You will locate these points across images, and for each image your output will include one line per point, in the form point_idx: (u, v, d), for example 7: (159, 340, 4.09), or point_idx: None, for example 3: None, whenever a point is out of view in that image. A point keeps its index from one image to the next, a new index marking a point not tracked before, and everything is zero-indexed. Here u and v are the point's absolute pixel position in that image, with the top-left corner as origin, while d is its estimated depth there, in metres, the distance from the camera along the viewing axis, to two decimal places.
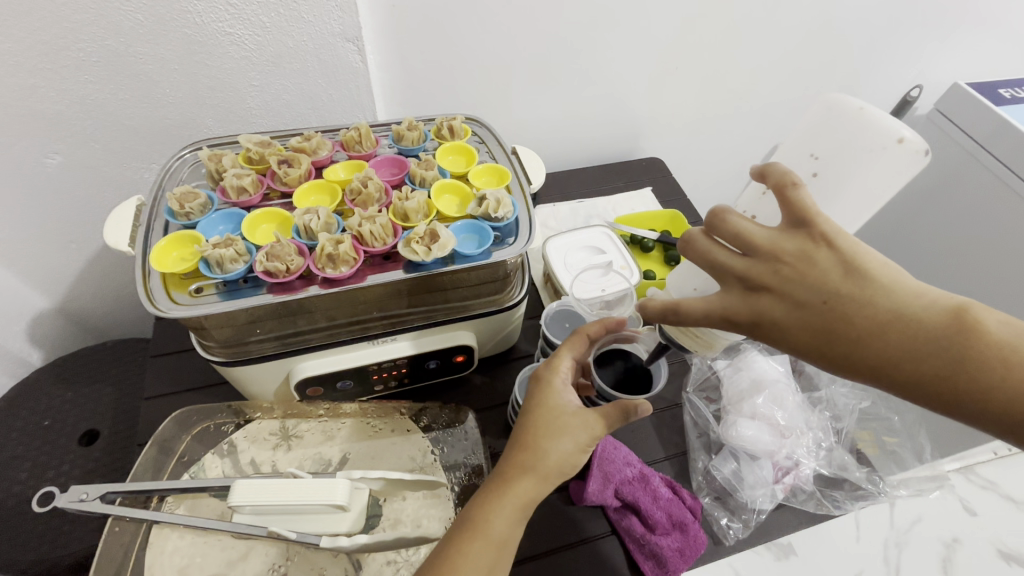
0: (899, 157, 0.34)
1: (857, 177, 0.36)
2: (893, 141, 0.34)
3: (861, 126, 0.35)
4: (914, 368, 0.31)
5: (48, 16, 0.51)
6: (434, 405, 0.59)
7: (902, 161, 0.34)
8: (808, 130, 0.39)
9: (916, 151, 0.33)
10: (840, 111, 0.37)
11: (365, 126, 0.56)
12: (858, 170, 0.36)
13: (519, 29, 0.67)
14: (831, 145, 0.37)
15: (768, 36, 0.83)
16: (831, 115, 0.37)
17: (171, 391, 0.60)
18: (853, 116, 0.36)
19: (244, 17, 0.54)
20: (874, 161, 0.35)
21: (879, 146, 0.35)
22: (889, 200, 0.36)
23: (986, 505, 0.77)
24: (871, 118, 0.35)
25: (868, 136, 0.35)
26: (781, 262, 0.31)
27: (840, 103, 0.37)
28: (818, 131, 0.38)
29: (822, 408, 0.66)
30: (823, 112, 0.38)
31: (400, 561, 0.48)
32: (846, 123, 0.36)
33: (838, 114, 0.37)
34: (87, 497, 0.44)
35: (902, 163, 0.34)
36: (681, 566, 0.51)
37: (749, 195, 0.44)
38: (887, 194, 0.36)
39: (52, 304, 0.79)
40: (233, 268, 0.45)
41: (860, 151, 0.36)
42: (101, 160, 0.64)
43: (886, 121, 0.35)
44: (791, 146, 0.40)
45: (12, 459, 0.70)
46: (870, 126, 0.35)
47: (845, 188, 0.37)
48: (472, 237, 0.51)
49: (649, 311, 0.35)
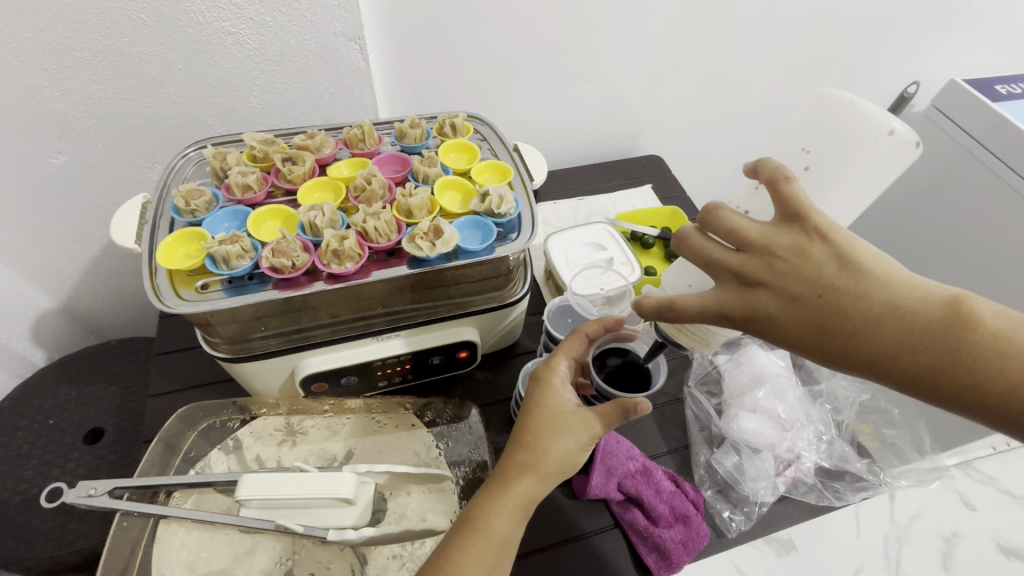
0: (892, 149, 0.35)
1: (850, 170, 0.37)
2: (885, 133, 0.34)
3: (853, 119, 0.36)
4: (910, 360, 0.31)
5: (53, 17, 0.51)
6: (438, 400, 0.59)
7: (895, 152, 0.35)
8: (798, 125, 0.39)
9: (909, 143, 0.34)
10: (831, 106, 0.37)
11: (368, 125, 0.57)
12: (851, 163, 0.37)
13: (519, 28, 0.68)
14: (822, 140, 0.38)
15: (766, 35, 0.84)
16: (821, 109, 0.37)
17: (177, 387, 0.60)
18: (844, 109, 0.36)
19: (247, 16, 0.54)
20: (866, 153, 0.36)
21: (871, 138, 0.35)
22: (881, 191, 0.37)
23: (985, 500, 0.78)
24: (862, 111, 0.35)
25: (859, 130, 0.36)
26: (775, 256, 0.32)
27: (828, 97, 0.37)
28: (809, 125, 0.38)
29: (822, 401, 0.66)
30: (812, 106, 0.38)
31: (405, 555, 0.48)
32: (837, 117, 0.37)
33: (828, 109, 0.37)
34: (95, 493, 0.45)
35: (895, 154, 0.35)
36: (684, 559, 0.51)
37: (740, 190, 0.44)
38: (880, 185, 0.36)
39: (56, 304, 0.80)
40: (239, 264, 0.45)
41: (852, 144, 0.36)
42: (105, 160, 0.64)
43: (876, 113, 0.35)
44: (781, 141, 0.40)
45: (17, 457, 0.70)
46: (862, 119, 0.35)
47: (839, 180, 0.38)
48: (475, 233, 0.51)
49: (645, 309, 0.36)
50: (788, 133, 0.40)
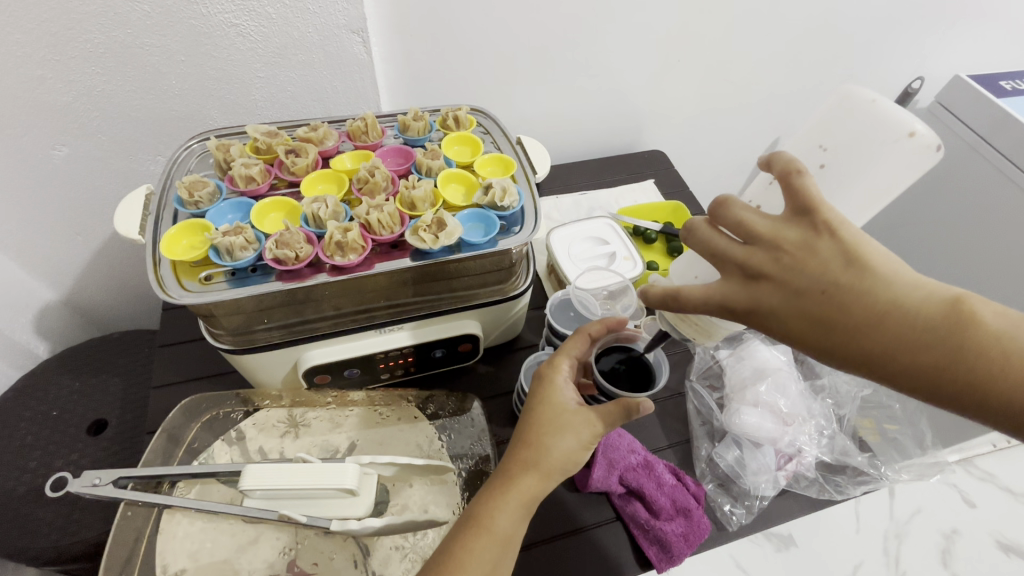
0: (910, 151, 0.34)
1: (866, 170, 0.37)
2: (905, 134, 0.34)
3: (873, 118, 0.36)
4: (910, 358, 0.31)
5: (56, 8, 0.51)
6: (440, 393, 0.59)
7: (913, 154, 0.34)
8: (819, 122, 0.39)
9: (928, 145, 0.33)
10: (853, 103, 0.37)
11: (371, 117, 0.57)
12: (869, 162, 0.37)
13: (523, 22, 0.68)
14: (841, 138, 0.38)
15: (770, 30, 0.83)
16: (844, 107, 0.37)
17: (182, 378, 0.60)
18: (865, 109, 0.36)
19: (250, 8, 0.54)
20: (882, 152, 0.36)
21: (891, 138, 0.35)
22: (897, 194, 0.36)
23: (987, 498, 0.77)
24: (884, 111, 0.36)
25: (880, 128, 0.36)
26: (781, 250, 0.32)
27: (854, 95, 0.37)
28: (829, 122, 0.38)
29: (824, 396, 0.67)
30: (834, 102, 0.38)
31: (407, 546, 0.48)
32: (857, 116, 0.37)
33: (851, 107, 0.37)
34: (100, 482, 0.46)
35: (912, 156, 0.35)
36: (685, 552, 0.51)
37: (757, 183, 0.45)
38: (896, 187, 0.36)
39: (58, 297, 0.80)
40: (243, 256, 0.45)
41: (871, 144, 0.36)
42: (108, 152, 0.64)
43: (898, 113, 0.35)
44: (801, 138, 0.40)
45: (21, 448, 0.70)
46: (884, 118, 0.35)
47: (854, 178, 0.38)
48: (478, 226, 0.51)
49: (650, 297, 0.35)
50: (808, 130, 0.40)
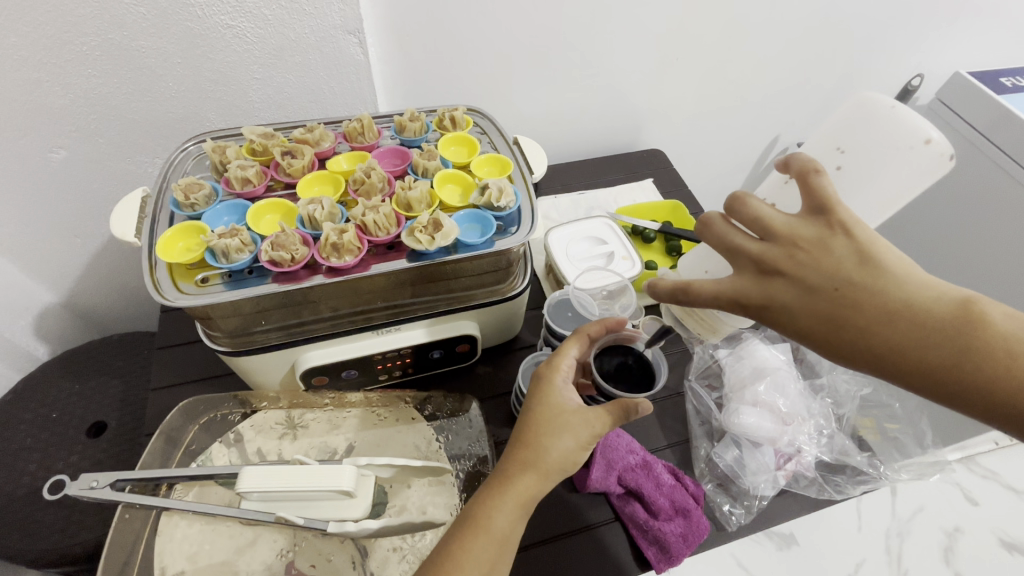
0: (925, 159, 0.35)
1: (880, 176, 0.37)
2: (921, 142, 0.34)
3: (891, 123, 0.36)
4: (918, 357, 0.31)
5: (52, 11, 0.51)
6: (438, 394, 0.59)
7: (927, 162, 0.35)
8: (836, 125, 0.39)
9: (942, 154, 0.34)
10: (871, 108, 0.37)
11: (367, 118, 0.56)
12: (882, 167, 0.36)
13: (520, 21, 0.68)
14: (858, 141, 0.37)
15: (768, 28, 0.83)
16: (861, 111, 0.37)
17: (180, 380, 0.61)
18: (883, 114, 0.36)
19: (246, 10, 0.54)
20: (899, 160, 0.36)
21: (906, 145, 0.35)
22: (909, 200, 0.37)
23: (989, 496, 0.77)
24: (902, 117, 0.35)
25: (896, 135, 0.36)
26: (797, 247, 0.32)
27: (872, 100, 0.37)
28: (847, 125, 0.38)
29: (823, 395, 0.66)
30: (851, 107, 0.38)
31: (405, 547, 0.48)
32: (873, 121, 0.37)
33: (868, 112, 0.37)
34: (98, 485, 0.46)
35: (926, 164, 0.35)
36: (684, 552, 0.51)
37: (769, 183, 0.44)
38: (908, 193, 0.36)
39: (58, 299, 0.80)
40: (238, 258, 0.45)
41: (887, 149, 0.36)
42: (105, 154, 0.65)
43: (914, 120, 0.35)
44: (817, 139, 0.40)
45: (20, 450, 0.70)
46: (901, 124, 0.35)
47: (868, 184, 0.37)
48: (475, 226, 0.51)
49: (659, 292, 0.36)
50: (825, 132, 0.39)
